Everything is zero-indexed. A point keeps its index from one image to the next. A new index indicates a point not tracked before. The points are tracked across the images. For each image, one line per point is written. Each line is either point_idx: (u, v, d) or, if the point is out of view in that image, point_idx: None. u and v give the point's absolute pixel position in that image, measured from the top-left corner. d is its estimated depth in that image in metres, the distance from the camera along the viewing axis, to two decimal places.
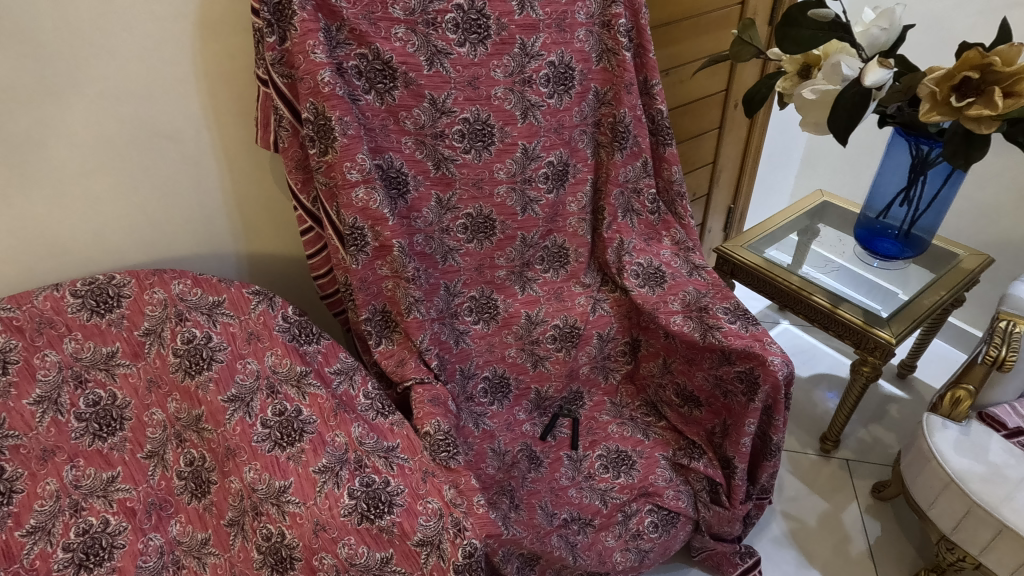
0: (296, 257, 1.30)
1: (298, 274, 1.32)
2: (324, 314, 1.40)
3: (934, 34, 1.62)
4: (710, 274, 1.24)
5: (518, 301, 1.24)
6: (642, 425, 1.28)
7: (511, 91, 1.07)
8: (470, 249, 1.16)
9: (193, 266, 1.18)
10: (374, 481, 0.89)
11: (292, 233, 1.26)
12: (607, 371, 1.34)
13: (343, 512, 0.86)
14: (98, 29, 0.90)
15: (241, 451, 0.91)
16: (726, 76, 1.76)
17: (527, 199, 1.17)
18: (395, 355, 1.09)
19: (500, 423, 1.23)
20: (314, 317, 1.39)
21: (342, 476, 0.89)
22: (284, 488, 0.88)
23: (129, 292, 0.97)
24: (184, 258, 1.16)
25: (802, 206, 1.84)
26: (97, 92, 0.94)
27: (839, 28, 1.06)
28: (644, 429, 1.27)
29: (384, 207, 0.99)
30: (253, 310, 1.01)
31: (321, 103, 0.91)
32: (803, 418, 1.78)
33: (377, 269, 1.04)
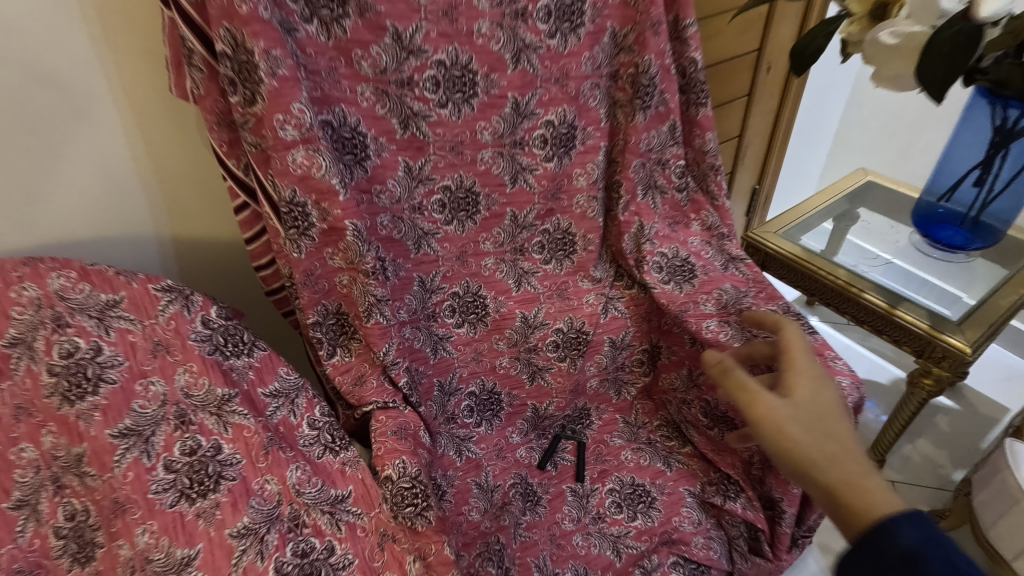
0: (233, 245, 1.05)
1: (237, 267, 1.07)
2: (269, 311, 1.14)
3: None
4: (751, 268, 1.01)
5: (512, 299, 1.00)
6: (661, 451, 1.05)
7: (500, 27, 0.82)
8: (450, 234, 0.92)
9: (98, 256, 0.92)
10: (313, 548, 0.68)
11: (228, 213, 1.01)
12: (619, 386, 1.11)
13: None
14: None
15: (132, 507, 0.68)
16: (760, 31, 1.49)
17: (517, 166, 0.92)
18: (352, 371, 0.85)
19: (488, 449, 1.01)
20: (255, 320, 1.14)
21: (268, 544, 0.67)
22: (188, 560, 0.66)
23: None
24: (87, 246, 0.90)
25: (841, 188, 1.60)
26: None
27: None
28: (664, 457, 1.04)
29: (333, 176, 0.74)
30: (161, 313, 0.77)
31: (239, 29, 0.65)
32: None
33: (327, 260, 0.80)
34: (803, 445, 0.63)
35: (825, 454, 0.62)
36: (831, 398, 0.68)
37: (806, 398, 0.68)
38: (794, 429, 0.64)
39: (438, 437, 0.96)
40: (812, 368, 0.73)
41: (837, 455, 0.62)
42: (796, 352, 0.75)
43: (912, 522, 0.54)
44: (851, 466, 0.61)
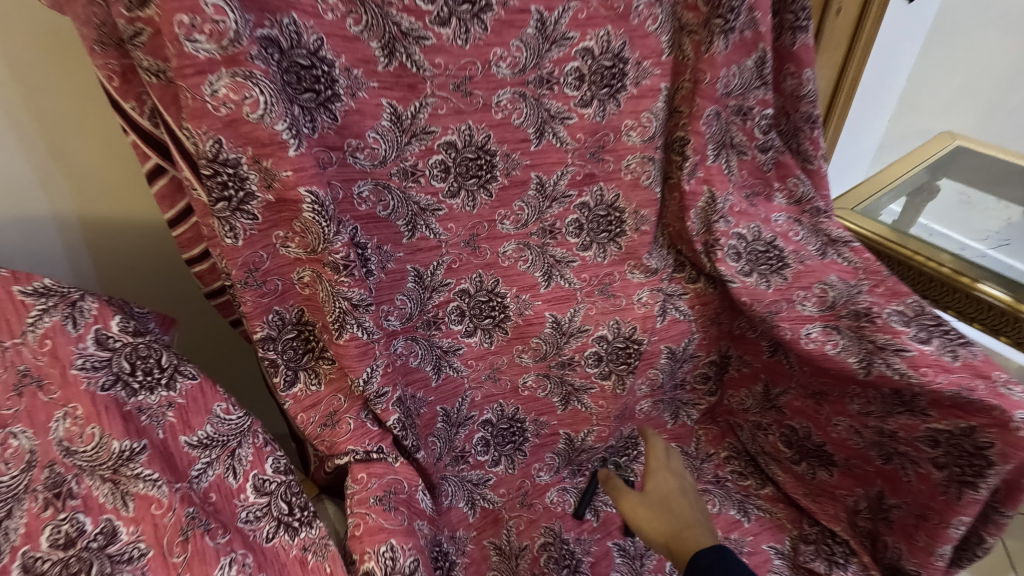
0: (159, 233, 0.77)
1: (164, 262, 0.79)
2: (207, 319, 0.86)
3: None
4: (859, 254, 0.75)
5: (540, 298, 0.75)
6: (735, 495, 0.82)
7: None
8: (456, 210, 0.67)
9: None
10: None
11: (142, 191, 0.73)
12: (676, 408, 0.88)
13: None
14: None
15: None
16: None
17: (542, 115, 0.67)
18: (321, 405, 0.60)
19: (509, 496, 0.78)
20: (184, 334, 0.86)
21: None
22: None
23: None
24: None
25: (926, 154, 1.33)
26: None
27: None
28: (739, 502, 0.81)
29: (280, 121, 0.48)
30: (31, 328, 0.52)
31: None
32: None
33: (278, 248, 0.55)
34: (642, 515, 0.61)
35: (661, 520, 0.60)
36: (676, 482, 0.65)
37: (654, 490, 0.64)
38: (638, 501, 0.62)
39: (444, 482, 0.73)
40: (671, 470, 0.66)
41: (670, 521, 0.60)
42: (655, 458, 0.66)
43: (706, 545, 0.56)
44: (682, 518, 0.61)
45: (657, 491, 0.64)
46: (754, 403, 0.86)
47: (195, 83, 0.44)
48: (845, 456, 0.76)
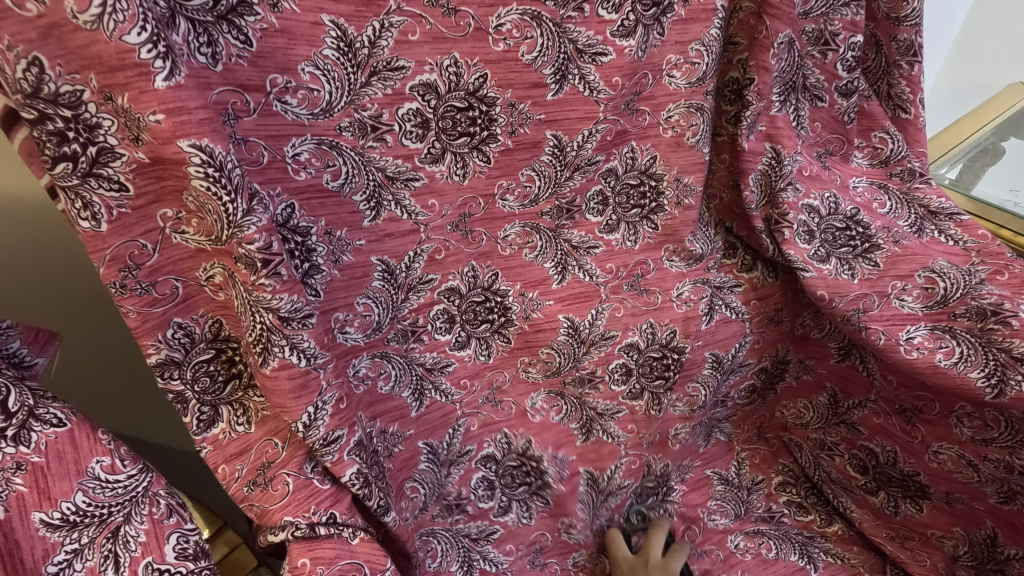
0: (39, 217, 0.53)
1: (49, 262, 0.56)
2: (126, 339, 0.64)
3: None
4: (971, 231, 0.57)
5: (553, 297, 0.58)
6: (794, 534, 0.66)
7: None
8: (439, 182, 0.49)
9: None
10: None
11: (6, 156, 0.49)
12: (712, 429, 0.70)
13: None
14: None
15: None
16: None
17: (565, 49, 0.48)
18: (250, 455, 0.43)
19: (516, 554, 0.60)
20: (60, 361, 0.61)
21: None
22: None
23: None
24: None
25: (997, 109, 1.13)
26: None
27: None
28: (800, 545, 0.65)
29: (134, 27, 0.29)
30: None
31: None
32: None
33: (168, 234, 0.37)
34: None
35: None
36: None
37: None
38: None
39: (430, 540, 0.55)
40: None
41: None
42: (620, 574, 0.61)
43: None
44: None
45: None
46: (815, 417, 0.69)
47: None
48: (944, 490, 0.59)
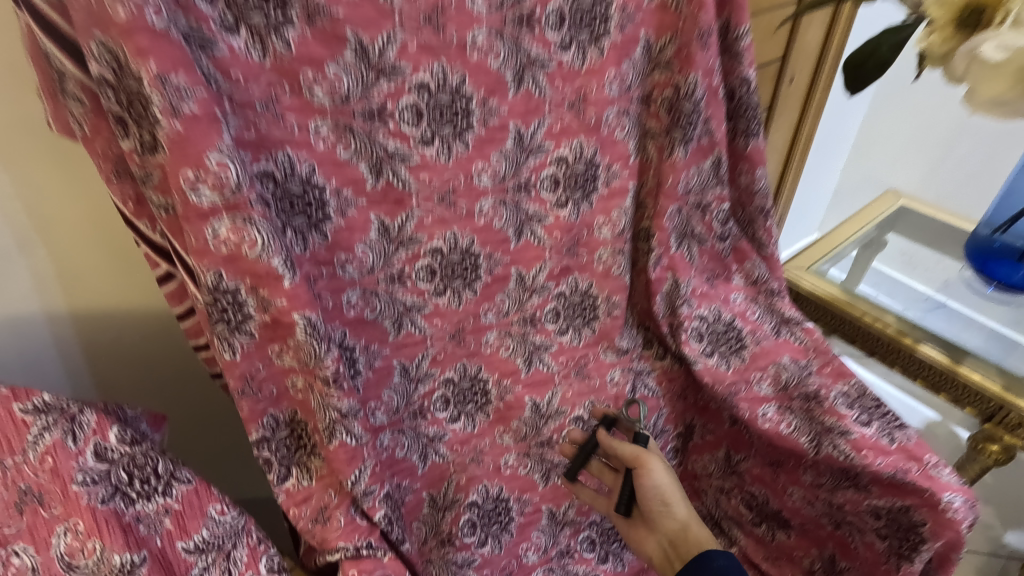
0: (169, 331, 0.80)
1: (158, 347, 0.80)
2: (219, 414, 0.90)
3: None
4: (810, 334, 0.81)
5: (521, 383, 0.80)
6: None
7: (501, 37, 0.61)
8: (441, 307, 0.71)
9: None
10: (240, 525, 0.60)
11: (153, 289, 0.76)
12: None
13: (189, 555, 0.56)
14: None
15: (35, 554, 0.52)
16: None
17: (520, 216, 0.72)
18: (311, 501, 0.63)
19: None
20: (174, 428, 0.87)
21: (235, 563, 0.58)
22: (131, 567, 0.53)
23: None
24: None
25: (873, 212, 1.42)
26: None
27: None
28: None
29: (274, 254, 0.51)
30: (32, 448, 0.54)
31: (119, 46, 0.42)
32: (1001, 497, 1.36)
33: (273, 359, 0.58)
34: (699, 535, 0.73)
35: None
36: None
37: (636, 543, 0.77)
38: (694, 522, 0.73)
39: (428, 566, 0.75)
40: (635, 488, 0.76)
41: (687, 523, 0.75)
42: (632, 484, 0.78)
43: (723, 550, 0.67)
44: None
45: (650, 538, 0.76)
46: (716, 468, 0.91)
47: (197, 226, 0.48)
48: (800, 520, 0.83)
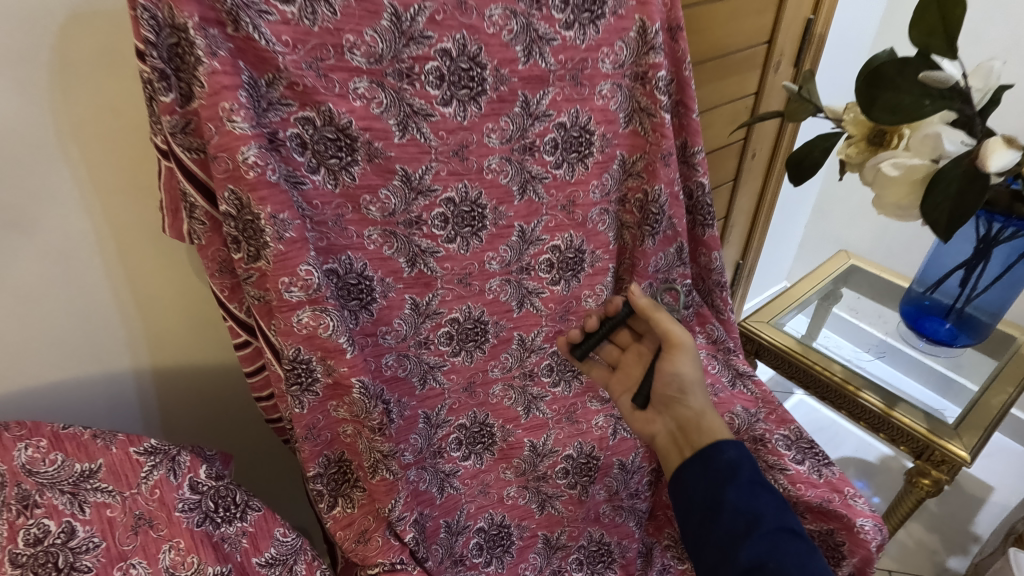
0: (234, 380, 0.96)
1: (223, 390, 0.96)
2: (270, 446, 1.06)
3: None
4: (759, 386, 0.99)
5: (521, 427, 0.96)
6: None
7: (509, 162, 0.79)
8: (457, 364, 0.88)
9: (90, 398, 0.85)
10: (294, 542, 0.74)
11: (223, 345, 0.92)
12: (638, 516, 1.05)
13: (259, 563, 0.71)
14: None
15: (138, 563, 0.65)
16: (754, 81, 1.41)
17: (522, 291, 0.89)
18: (355, 524, 0.79)
19: None
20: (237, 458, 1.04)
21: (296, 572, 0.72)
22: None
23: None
24: (11, 399, 0.79)
25: (826, 270, 1.62)
26: None
27: (959, 96, 0.78)
28: None
29: (340, 334, 0.68)
30: (144, 482, 0.70)
31: (245, 194, 0.60)
32: (940, 524, 1.54)
33: (330, 412, 0.74)
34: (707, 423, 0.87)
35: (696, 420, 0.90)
36: None
37: (644, 428, 0.93)
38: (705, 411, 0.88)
39: None
40: (660, 371, 0.90)
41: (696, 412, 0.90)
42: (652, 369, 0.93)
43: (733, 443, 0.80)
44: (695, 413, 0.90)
45: (657, 422, 0.92)
46: None
47: (287, 315, 0.65)
48: None
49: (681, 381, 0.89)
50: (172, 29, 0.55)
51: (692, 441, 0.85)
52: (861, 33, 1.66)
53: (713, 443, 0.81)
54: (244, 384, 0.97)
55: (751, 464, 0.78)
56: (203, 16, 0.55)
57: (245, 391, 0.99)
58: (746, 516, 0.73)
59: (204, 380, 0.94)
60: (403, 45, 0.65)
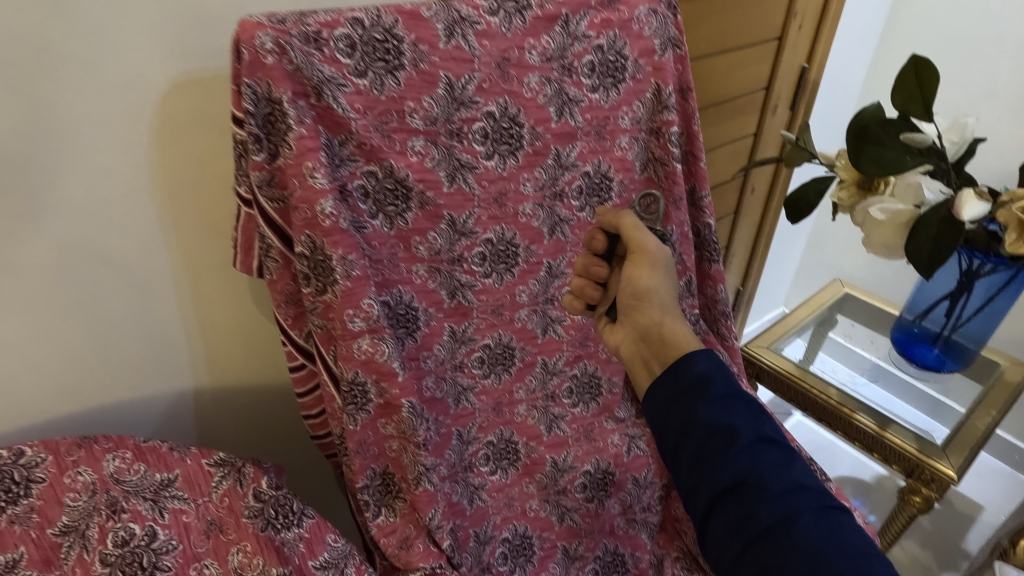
0: (284, 397, 1.06)
1: (274, 407, 1.06)
2: (315, 458, 1.16)
3: (1004, 145, 1.63)
4: None
5: (543, 444, 1.05)
6: None
7: (540, 207, 0.89)
8: (487, 386, 0.97)
9: (157, 415, 0.94)
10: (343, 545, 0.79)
11: (275, 365, 1.02)
12: (651, 530, 1.09)
13: (315, 566, 0.75)
14: (12, 114, 0.66)
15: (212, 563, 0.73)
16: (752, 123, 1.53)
17: (548, 319, 0.98)
18: (397, 532, 0.86)
19: None
20: (288, 469, 1.14)
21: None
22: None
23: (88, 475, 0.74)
24: (87, 415, 0.87)
25: (822, 298, 1.72)
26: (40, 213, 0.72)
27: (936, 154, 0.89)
28: None
29: (394, 359, 0.77)
30: (214, 490, 0.78)
31: (319, 237, 0.69)
32: (933, 541, 1.62)
33: (379, 428, 0.83)
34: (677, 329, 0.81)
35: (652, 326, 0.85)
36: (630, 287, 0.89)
37: (610, 337, 0.90)
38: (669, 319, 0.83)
39: None
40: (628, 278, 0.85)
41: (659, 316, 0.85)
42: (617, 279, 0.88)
43: (704, 355, 0.74)
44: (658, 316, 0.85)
45: (621, 333, 0.88)
46: None
47: (349, 343, 0.75)
48: None
49: (642, 291, 0.85)
50: (268, 102, 0.64)
51: (659, 353, 0.80)
52: (852, 78, 1.79)
53: (683, 356, 0.75)
54: (293, 400, 1.07)
55: (725, 373, 0.73)
56: (295, 90, 0.65)
57: (294, 407, 1.08)
58: (721, 431, 0.68)
59: (259, 397, 1.04)
60: (455, 109, 0.75)
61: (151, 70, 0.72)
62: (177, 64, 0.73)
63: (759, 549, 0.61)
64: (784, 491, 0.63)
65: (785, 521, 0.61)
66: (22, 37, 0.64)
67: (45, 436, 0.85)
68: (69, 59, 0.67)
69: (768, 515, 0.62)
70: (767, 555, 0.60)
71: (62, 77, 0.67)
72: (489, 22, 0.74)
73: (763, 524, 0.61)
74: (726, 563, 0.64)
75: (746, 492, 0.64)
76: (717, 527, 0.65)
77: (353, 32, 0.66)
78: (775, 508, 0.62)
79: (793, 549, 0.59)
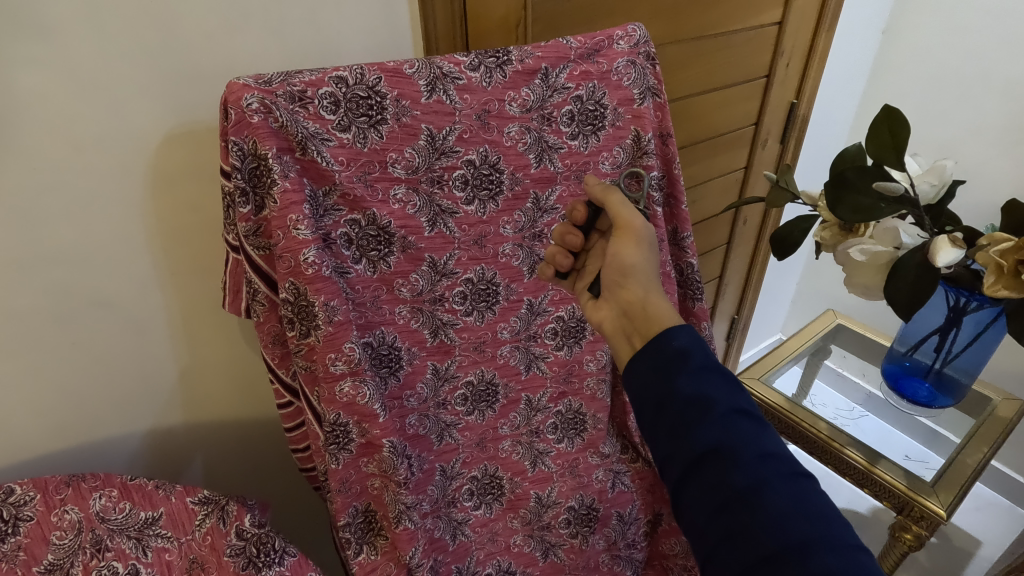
0: (273, 431, 1.07)
1: (261, 441, 1.07)
2: (303, 490, 1.17)
3: (993, 179, 1.65)
4: None
5: (528, 479, 1.05)
6: None
7: (521, 247, 0.91)
8: (470, 422, 0.98)
9: (147, 448, 0.96)
10: None
11: (264, 400, 1.04)
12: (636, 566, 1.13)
13: None
14: (14, 171, 0.70)
15: None
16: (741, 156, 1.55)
17: (530, 356, 1.00)
18: (377, 570, 0.87)
19: None
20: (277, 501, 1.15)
21: None
22: None
23: (74, 513, 0.76)
24: (80, 451, 0.90)
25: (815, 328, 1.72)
26: (37, 262, 0.75)
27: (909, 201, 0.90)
28: None
29: (375, 401, 0.79)
30: (197, 528, 0.79)
31: (302, 285, 0.72)
32: None
33: (362, 467, 0.84)
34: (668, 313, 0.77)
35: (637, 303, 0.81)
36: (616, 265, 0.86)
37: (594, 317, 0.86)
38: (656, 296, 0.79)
39: None
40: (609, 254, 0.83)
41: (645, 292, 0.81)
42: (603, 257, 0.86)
43: (683, 330, 0.71)
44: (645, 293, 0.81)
45: (606, 309, 0.85)
46: (681, 549, 1.14)
47: (332, 385, 0.77)
48: None
49: (626, 268, 0.82)
50: (254, 157, 0.67)
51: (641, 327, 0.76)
52: (843, 111, 1.81)
53: (665, 330, 0.72)
54: (281, 434, 1.08)
55: (704, 345, 0.70)
56: (280, 146, 0.67)
57: (282, 441, 1.10)
58: (699, 402, 0.65)
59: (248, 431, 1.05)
60: (436, 158, 0.78)
61: (147, 125, 0.76)
62: (170, 118, 0.77)
63: (732, 511, 0.60)
64: (757, 459, 0.62)
65: (757, 486, 0.60)
66: (27, 101, 0.68)
67: (39, 473, 0.88)
68: (69, 117, 0.70)
69: (742, 480, 0.61)
70: (743, 517, 0.59)
71: (60, 132, 0.71)
72: (470, 77, 0.77)
73: (737, 487, 0.60)
74: (698, 526, 0.63)
75: (720, 459, 0.63)
76: (692, 492, 0.64)
77: (337, 90, 0.69)
78: (748, 472, 0.61)
79: (763, 512, 0.59)
